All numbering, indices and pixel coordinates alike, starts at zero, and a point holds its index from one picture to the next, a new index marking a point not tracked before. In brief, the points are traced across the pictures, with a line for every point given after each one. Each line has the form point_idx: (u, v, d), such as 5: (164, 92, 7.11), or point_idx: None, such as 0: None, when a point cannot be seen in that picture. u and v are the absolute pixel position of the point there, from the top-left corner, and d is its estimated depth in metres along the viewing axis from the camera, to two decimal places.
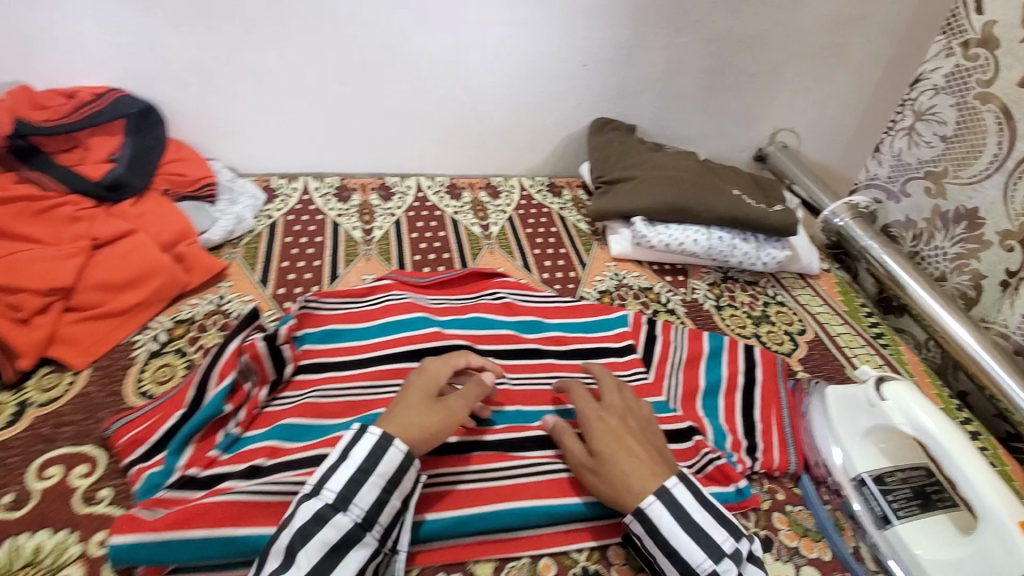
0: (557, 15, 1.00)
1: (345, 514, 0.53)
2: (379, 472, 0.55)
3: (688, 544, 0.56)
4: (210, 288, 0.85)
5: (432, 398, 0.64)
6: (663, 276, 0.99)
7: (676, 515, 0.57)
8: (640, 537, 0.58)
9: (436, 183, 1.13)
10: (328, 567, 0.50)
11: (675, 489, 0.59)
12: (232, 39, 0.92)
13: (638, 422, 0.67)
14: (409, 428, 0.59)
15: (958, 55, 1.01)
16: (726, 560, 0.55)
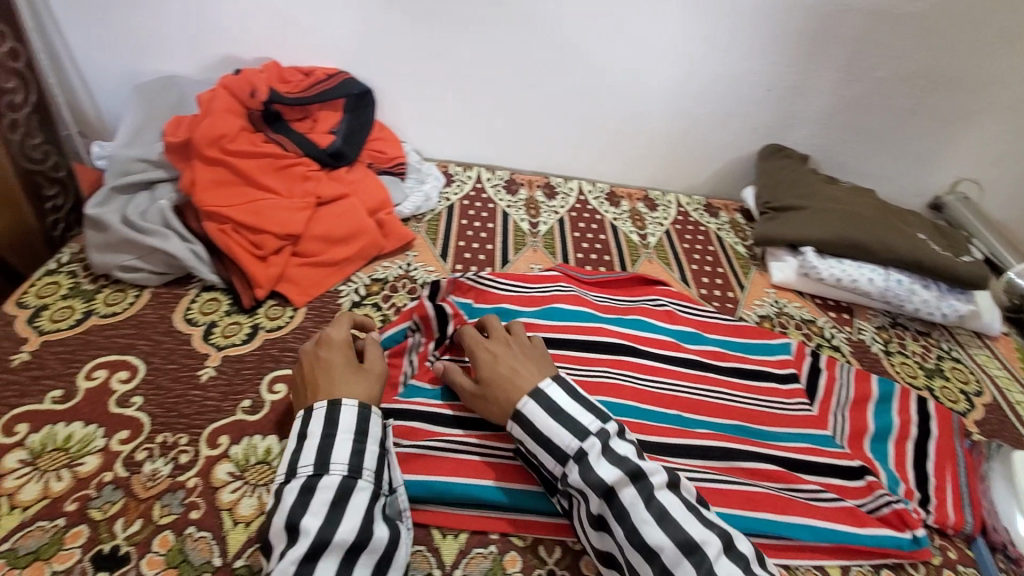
0: (753, 39, 1.01)
1: (329, 473, 0.56)
2: (342, 425, 0.60)
3: (555, 428, 0.58)
4: (399, 255, 0.95)
5: (350, 358, 0.67)
6: (826, 311, 0.98)
7: (546, 407, 0.59)
8: (520, 440, 0.60)
9: (596, 189, 1.16)
10: (335, 519, 0.53)
11: (549, 389, 0.61)
12: (445, 37, 1.01)
13: (520, 344, 0.68)
14: (348, 390, 0.63)
15: None
16: (590, 437, 0.57)
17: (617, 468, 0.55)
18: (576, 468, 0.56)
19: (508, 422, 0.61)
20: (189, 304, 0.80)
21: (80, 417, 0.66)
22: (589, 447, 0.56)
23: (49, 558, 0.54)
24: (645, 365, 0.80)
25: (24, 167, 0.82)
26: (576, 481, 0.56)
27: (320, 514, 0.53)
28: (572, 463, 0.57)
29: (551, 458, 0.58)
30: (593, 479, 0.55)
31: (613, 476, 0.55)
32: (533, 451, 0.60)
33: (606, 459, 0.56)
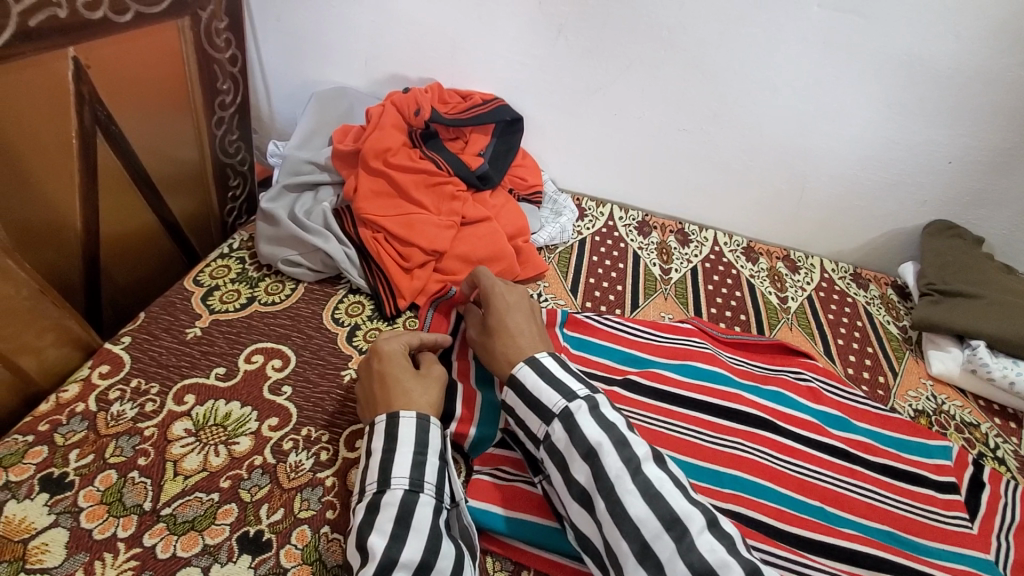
0: (939, 107, 0.93)
1: (391, 488, 0.55)
2: (403, 437, 0.59)
3: (545, 389, 0.60)
4: (532, 283, 0.95)
5: (410, 366, 0.67)
6: (991, 415, 0.87)
7: (540, 370, 0.62)
8: (514, 407, 0.62)
9: (733, 242, 1.12)
10: (401, 538, 0.52)
11: (546, 360, 0.63)
12: (606, 76, 1.02)
13: (529, 312, 0.72)
14: (406, 399, 0.63)
15: None
16: (578, 399, 0.58)
17: (601, 432, 0.55)
18: (561, 426, 0.57)
19: (505, 385, 0.64)
20: (337, 303, 0.85)
21: (238, 397, 0.70)
22: (575, 409, 0.57)
23: (203, 530, 0.58)
24: (786, 446, 0.74)
25: (219, 160, 0.94)
26: (561, 443, 0.57)
27: (403, 541, 0.52)
28: (556, 423, 0.58)
29: (538, 418, 0.59)
30: (576, 437, 0.56)
31: (596, 437, 0.55)
32: (521, 415, 0.61)
33: (588, 422, 0.56)
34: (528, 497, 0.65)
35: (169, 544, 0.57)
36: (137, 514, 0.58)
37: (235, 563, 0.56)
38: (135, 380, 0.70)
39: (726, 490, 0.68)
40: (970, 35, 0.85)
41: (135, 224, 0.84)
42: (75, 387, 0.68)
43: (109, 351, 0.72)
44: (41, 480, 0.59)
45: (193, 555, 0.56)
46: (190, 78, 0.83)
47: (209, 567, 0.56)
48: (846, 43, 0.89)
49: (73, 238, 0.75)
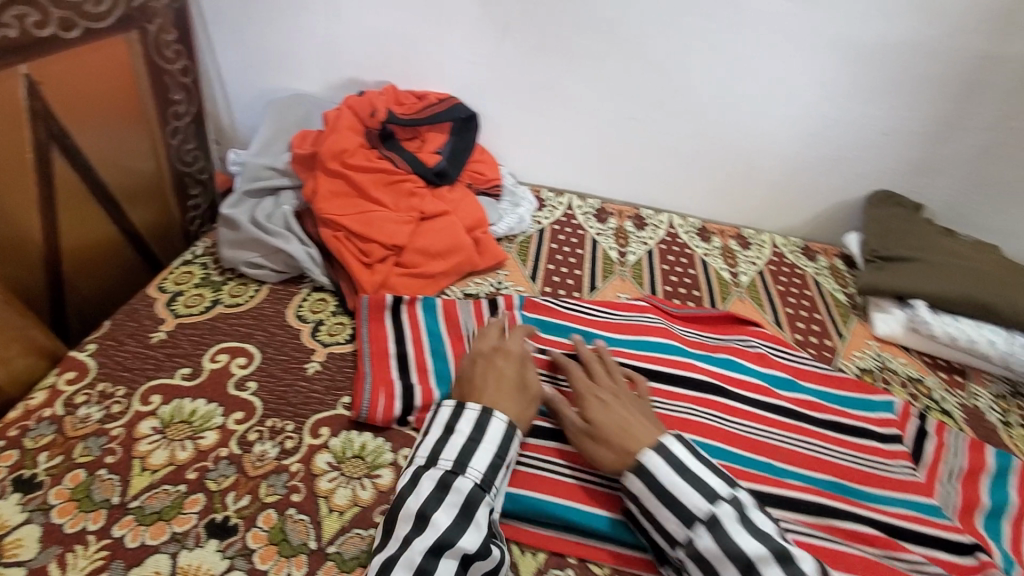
0: (871, 82, 0.97)
1: (464, 477, 0.59)
2: (490, 437, 0.62)
3: (686, 489, 0.58)
4: (491, 273, 0.97)
5: (521, 373, 0.69)
6: (935, 370, 0.90)
7: (671, 462, 0.59)
8: (638, 496, 0.60)
9: (687, 224, 1.16)
10: (461, 526, 0.55)
11: (674, 447, 0.61)
12: (556, 70, 1.06)
13: (631, 400, 0.69)
14: (502, 402, 0.65)
15: None
16: (723, 503, 0.56)
17: (761, 544, 0.53)
18: (709, 534, 0.55)
19: (621, 471, 0.62)
20: (301, 302, 0.87)
21: (204, 394, 0.72)
22: (721, 513, 0.56)
23: (171, 519, 0.60)
24: (736, 408, 0.78)
25: (178, 169, 0.97)
26: (715, 556, 0.54)
27: (463, 529, 0.55)
28: (703, 529, 0.56)
29: (677, 519, 0.57)
30: (729, 548, 0.54)
31: (755, 550, 0.53)
32: (659, 514, 0.59)
33: (742, 531, 0.54)
34: None
35: (138, 534, 0.59)
36: (107, 508, 0.60)
37: (203, 548, 0.58)
38: (102, 384, 0.72)
39: None
40: (888, 12, 0.90)
41: (98, 234, 0.86)
42: (43, 394, 0.70)
43: (75, 358, 0.74)
44: (12, 481, 0.61)
45: (162, 542, 0.58)
46: (142, 89, 0.86)
47: (178, 552, 0.58)
48: (774, 25, 0.94)
49: (36, 250, 0.77)
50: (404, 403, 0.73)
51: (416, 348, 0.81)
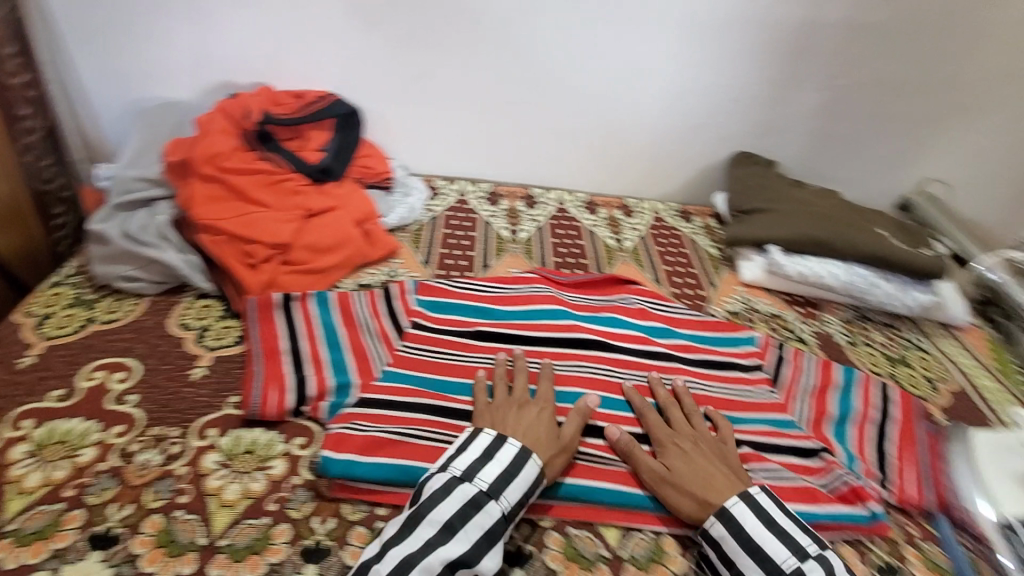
0: (716, 51, 1.07)
1: (496, 504, 0.59)
2: (523, 476, 0.62)
3: (771, 542, 0.59)
4: (385, 262, 0.99)
5: (551, 421, 0.70)
6: (794, 306, 1.01)
7: (761, 516, 0.61)
8: (720, 543, 0.61)
9: (576, 199, 1.22)
10: (482, 550, 0.57)
11: (759, 496, 0.63)
12: (431, 60, 1.10)
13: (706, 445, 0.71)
14: (532, 443, 0.66)
15: None
16: (811, 561, 0.58)
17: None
18: None
19: (707, 520, 0.63)
20: (184, 310, 0.85)
21: (80, 413, 0.70)
22: (809, 570, 0.57)
23: (48, 538, 0.58)
24: (618, 360, 0.84)
25: (36, 188, 0.93)
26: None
27: (483, 553, 0.57)
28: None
29: (761, 570, 0.58)
30: None
31: None
32: (739, 564, 0.59)
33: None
34: (380, 442, 0.67)
35: (13, 557, 0.56)
36: None
37: (85, 560, 0.57)
38: None
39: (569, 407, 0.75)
40: None
41: None
42: None
43: None
44: None
45: (39, 561, 0.56)
46: None
47: (57, 568, 0.56)
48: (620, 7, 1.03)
49: None
50: (297, 396, 0.73)
51: (310, 342, 0.80)
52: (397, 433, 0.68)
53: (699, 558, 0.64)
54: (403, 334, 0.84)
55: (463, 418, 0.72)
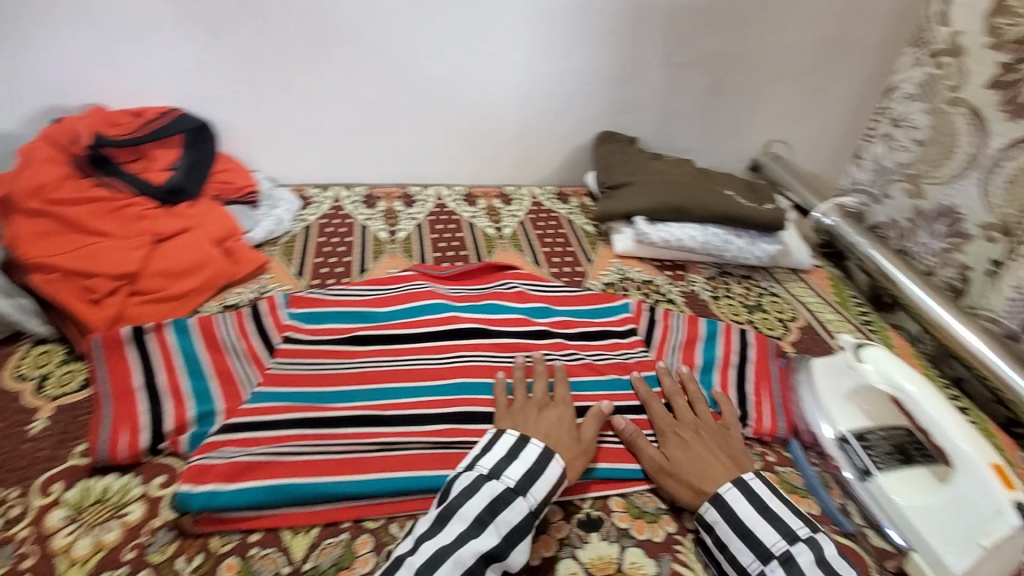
0: (561, 36, 1.13)
1: (523, 500, 0.60)
2: (548, 474, 0.63)
3: (762, 525, 0.61)
4: (253, 279, 0.94)
5: (569, 421, 0.71)
6: (663, 270, 1.08)
7: (751, 501, 0.63)
8: (714, 527, 0.63)
9: (454, 193, 1.23)
10: (512, 543, 0.57)
11: (753, 482, 0.65)
12: (280, 66, 1.07)
13: (712, 435, 0.73)
14: (557, 446, 0.67)
15: (929, 64, 1.06)
16: (801, 543, 0.59)
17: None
18: (780, 569, 0.58)
19: (702, 509, 0.64)
20: (19, 360, 0.77)
21: None
22: (799, 553, 0.58)
23: None
24: (499, 343, 0.85)
25: None
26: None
27: (514, 544, 0.57)
28: (777, 564, 0.58)
29: (752, 553, 0.59)
30: None
31: None
32: (733, 549, 0.61)
33: (818, 568, 0.57)
34: (246, 466, 0.64)
35: None
36: None
37: None
38: None
39: (451, 397, 0.75)
40: None
41: None
42: None
43: None
44: None
45: None
46: None
47: None
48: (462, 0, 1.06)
49: None
50: (153, 433, 0.69)
51: (168, 374, 0.75)
52: (262, 454, 0.65)
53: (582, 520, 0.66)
54: (274, 351, 0.81)
55: (343, 424, 0.71)
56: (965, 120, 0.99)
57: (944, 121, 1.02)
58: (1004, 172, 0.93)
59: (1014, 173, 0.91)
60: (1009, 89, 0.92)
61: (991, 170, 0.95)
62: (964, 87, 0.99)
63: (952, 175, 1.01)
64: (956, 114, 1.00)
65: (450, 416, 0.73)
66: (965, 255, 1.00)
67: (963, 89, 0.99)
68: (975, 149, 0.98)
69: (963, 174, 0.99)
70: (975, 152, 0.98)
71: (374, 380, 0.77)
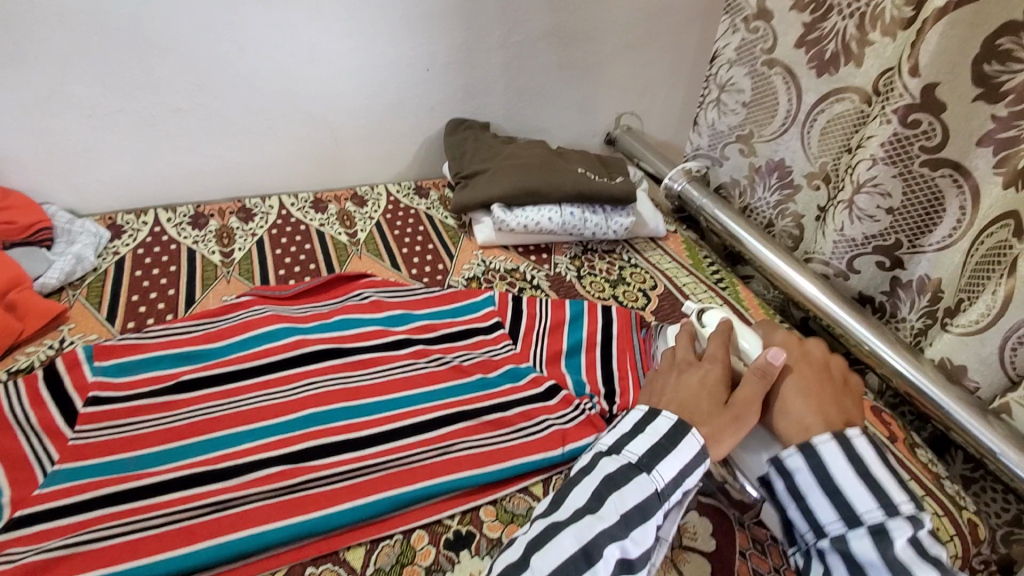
0: (387, 21, 1.06)
1: (648, 477, 0.56)
2: (681, 448, 0.58)
3: (856, 490, 0.56)
4: (50, 332, 0.80)
5: (715, 383, 0.66)
6: (527, 256, 1.06)
7: (851, 461, 0.57)
8: (796, 477, 0.59)
9: (300, 200, 1.12)
10: (631, 524, 0.54)
11: (853, 440, 0.59)
12: (49, 77, 0.91)
13: (833, 388, 0.67)
14: (692, 415, 0.63)
15: (742, 30, 1.08)
16: (901, 520, 0.54)
17: (930, 567, 0.51)
18: (869, 539, 0.54)
19: (789, 449, 0.60)
20: None
21: None
22: (896, 528, 0.53)
23: None
24: (353, 361, 0.79)
25: None
26: (867, 554, 0.54)
27: (630, 528, 0.54)
28: (864, 533, 0.54)
29: (837, 512, 0.56)
30: (891, 557, 0.52)
31: (916, 562, 0.52)
32: (813, 504, 0.58)
33: (910, 544, 0.53)
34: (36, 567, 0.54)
35: None
36: None
37: None
38: None
39: (296, 433, 0.68)
40: None
41: None
42: None
43: None
44: None
45: None
46: None
47: None
48: None
49: None
50: None
51: None
52: (59, 548, 0.56)
53: (450, 539, 0.62)
54: (75, 418, 0.68)
55: (168, 488, 0.62)
56: (782, 80, 1.04)
57: (765, 82, 1.07)
58: (816, 126, 1.01)
59: (824, 125, 1.00)
60: (814, 47, 0.98)
61: (809, 122, 1.02)
62: (776, 49, 1.03)
63: (777, 132, 1.08)
64: (773, 75, 1.05)
65: (297, 453, 0.66)
66: (797, 204, 1.09)
67: (775, 51, 1.03)
68: (793, 105, 1.04)
69: (786, 130, 1.06)
70: (793, 109, 1.04)
71: (207, 430, 0.68)
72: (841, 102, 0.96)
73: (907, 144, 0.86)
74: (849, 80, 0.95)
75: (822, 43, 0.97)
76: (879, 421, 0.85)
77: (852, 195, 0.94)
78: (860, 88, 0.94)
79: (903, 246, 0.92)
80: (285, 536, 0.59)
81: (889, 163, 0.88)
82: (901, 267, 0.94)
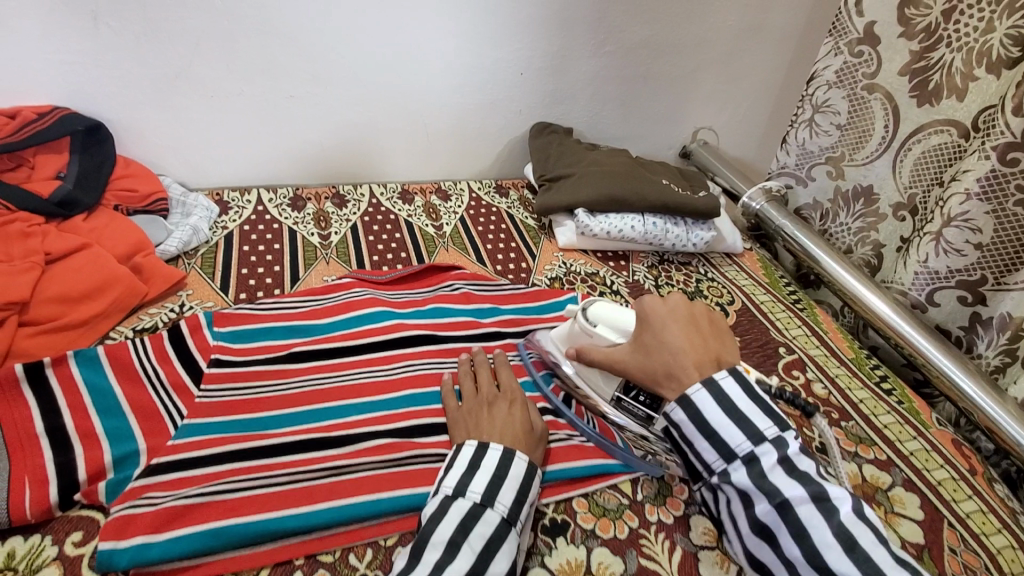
0: (491, 25, 1.10)
1: (493, 510, 0.58)
2: (512, 476, 0.61)
3: (727, 428, 0.61)
4: (170, 297, 0.86)
5: (515, 408, 0.69)
6: (606, 262, 1.08)
7: (720, 403, 0.61)
8: (681, 425, 0.63)
9: (388, 190, 1.17)
10: (489, 557, 0.54)
11: (724, 382, 0.63)
12: (179, 58, 0.97)
13: (697, 330, 0.69)
14: (509, 440, 0.64)
15: (845, 53, 1.07)
16: (766, 445, 0.59)
17: (797, 483, 0.57)
18: (744, 469, 0.59)
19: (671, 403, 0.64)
20: None
21: None
22: (764, 454, 0.59)
23: None
24: (449, 348, 0.82)
25: None
26: (744, 484, 0.59)
27: (488, 561, 0.54)
28: (740, 464, 0.60)
29: (716, 452, 0.61)
30: (763, 484, 0.58)
31: (785, 485, 0.57)
32: (699, 448, 0.62)
33: (778, 466, 0.58)
34: (172, 510, 0.58)
35: None
36: None
37: None
38: None
39: (401, 410, 0.73)
40: None
41: None
42: None
43: None
44: None
45: None
46: None
47: None
48: None
49: None
50: (64, 485, 0.60)
51: (75, 414, 0.66)
52: (195, 496, 0.60)
53: (547, 525, 0.65)
54: (200, 377, 0.73)
55: (289, 450, 0.66)
56: (882, 105, 1.04)
57: (862, 106, 1.07)
58: (910, 156, 1.01)
59: (918, 158, 1.00)
60: (918, 76, 0.97)
61: (902, 152, 1.02)
62: (879, 75, 1.03)
63: (870, 157, 1.08)
64: (872, 100, 1.05)
65: (405, 429, 0.71)
66: (879, 233, 1.09)
67: (878, 77, 1.03)
68: (889, 133, 1.04)
69: (879, 156, 1.06)
70: (889, 136, 1.04)
71: (320, 400, 0.73)
72: (942, 134, 0.96)
73: (1004, 181, 0.86)
74: (950, 113, 0.94)
75: (927, 73, 0.96)
76: (959, 453, 0.84)
77: (941, 227, 0.94)
78: (960, 123, 0.94)
79: (987, 283, 0.91)
80: (397, 506, 0.62)
81: (984, 200, 0.88)
82: (983, 303, 0.93)
